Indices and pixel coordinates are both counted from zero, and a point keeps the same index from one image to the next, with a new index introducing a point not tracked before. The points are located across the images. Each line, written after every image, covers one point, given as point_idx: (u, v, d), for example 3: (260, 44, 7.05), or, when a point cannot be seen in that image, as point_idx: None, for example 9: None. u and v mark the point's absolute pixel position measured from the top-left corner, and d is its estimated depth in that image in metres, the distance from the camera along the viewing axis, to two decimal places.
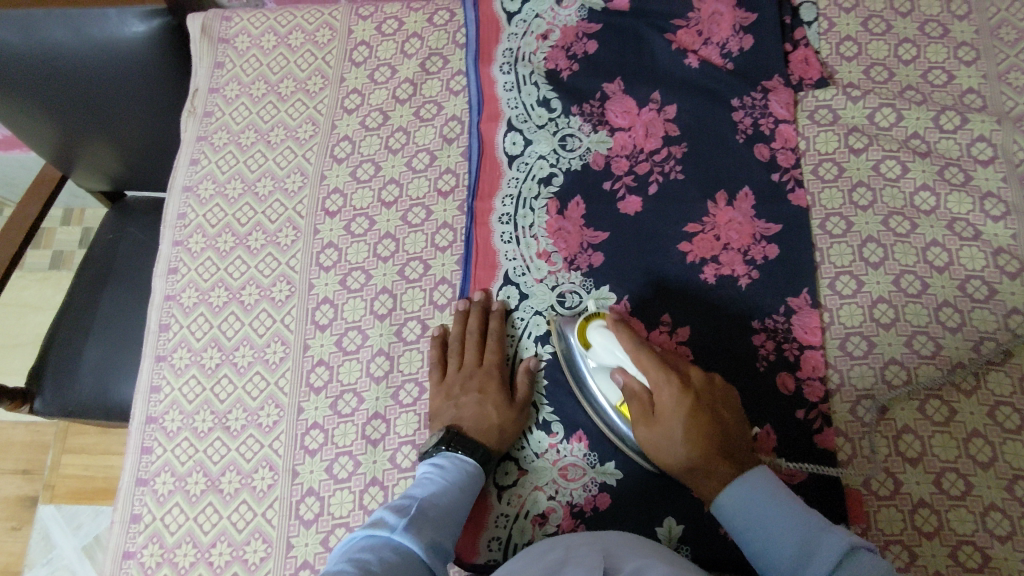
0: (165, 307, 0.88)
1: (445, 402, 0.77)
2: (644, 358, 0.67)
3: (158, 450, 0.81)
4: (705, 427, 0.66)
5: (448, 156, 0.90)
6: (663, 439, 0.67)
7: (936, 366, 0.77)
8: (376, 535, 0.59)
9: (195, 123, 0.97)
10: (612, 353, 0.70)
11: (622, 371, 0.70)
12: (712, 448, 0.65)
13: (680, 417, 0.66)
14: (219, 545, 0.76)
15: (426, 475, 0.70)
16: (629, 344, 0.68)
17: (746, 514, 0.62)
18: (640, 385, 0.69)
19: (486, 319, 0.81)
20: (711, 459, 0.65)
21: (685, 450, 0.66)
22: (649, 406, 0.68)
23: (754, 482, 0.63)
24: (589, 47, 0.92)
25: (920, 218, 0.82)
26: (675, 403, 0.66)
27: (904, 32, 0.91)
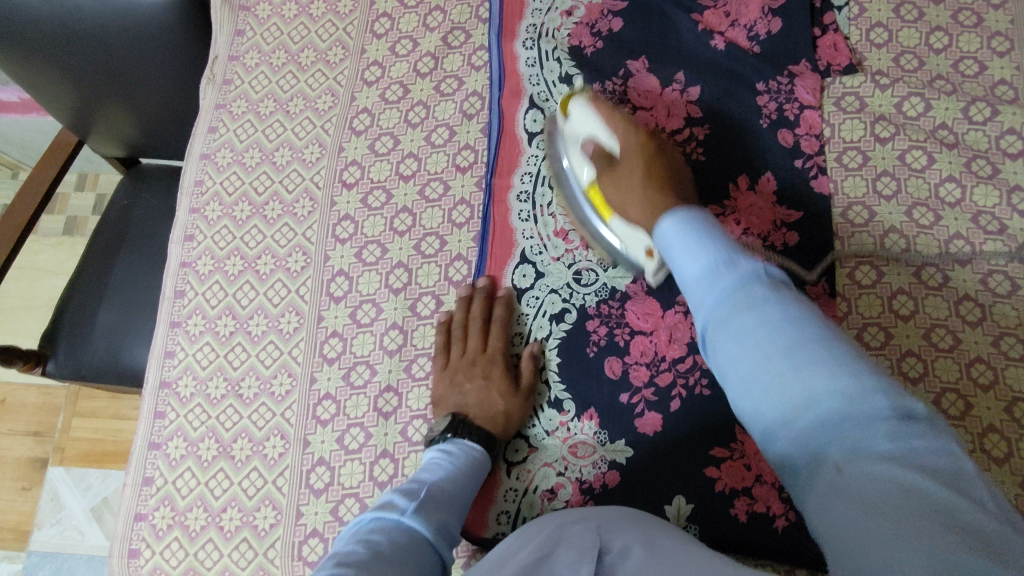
0: (180, 273, 0.88)
1: (448, 389, 0.76)
2: (616, 116, 0.75)
3: (171, 415, 0.82)
4: (658, 181, 0.72)
5: (468, 132, 0.89)
6: (626, 187, 0.73)
7: (954, 359, 0.76)
8: (386, 518, 0.58)
9: (215, 91, 0.97)
10: (586, 120, 0.77)
11: (591, 142, 0.76)
12: (666, 183, 0.73)
13: (637, 159, 0.73)
14: (230, 510, 0.77)
15: (433, 461, 0.70)
16: (606, 116, 0.75)
17: (683, 246, 0.60)
18: (609, 144, 0.75)
19: (489, 306, 0.80)
20: (659, 197, 0.71)
21: (641, 196, 0.71)
22: (611, 162, 0.75)
23: (691, 223, 0.61)
24: (614, 25, 0.91)
25: (944, 210, 0.81)
26: (636, 155, 0.74)
27: (937, 20, 0.89)
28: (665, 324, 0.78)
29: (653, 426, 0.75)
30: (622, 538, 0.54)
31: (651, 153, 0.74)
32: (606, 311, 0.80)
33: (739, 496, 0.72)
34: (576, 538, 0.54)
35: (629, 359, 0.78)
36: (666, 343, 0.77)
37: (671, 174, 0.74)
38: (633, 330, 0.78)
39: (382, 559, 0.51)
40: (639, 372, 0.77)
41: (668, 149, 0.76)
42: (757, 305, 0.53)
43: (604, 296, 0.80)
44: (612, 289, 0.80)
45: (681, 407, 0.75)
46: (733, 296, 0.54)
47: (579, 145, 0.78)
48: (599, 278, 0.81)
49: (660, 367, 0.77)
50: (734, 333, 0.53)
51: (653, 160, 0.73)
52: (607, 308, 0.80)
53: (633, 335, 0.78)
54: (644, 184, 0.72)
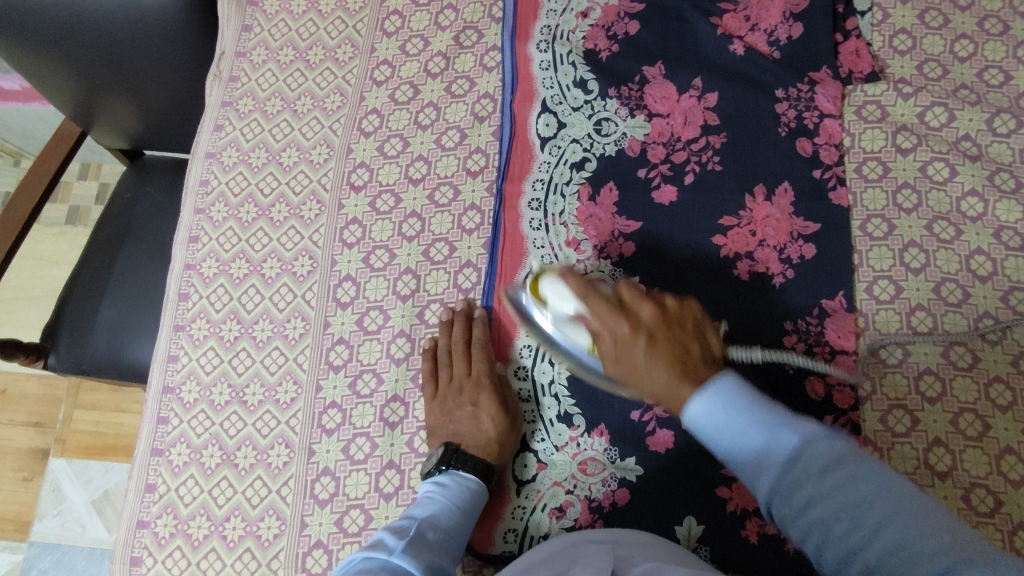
0: (185, 275, 0.86)
1: (440, 418, 0.75)
2: (594, 292, 0.67)
3: (174, 420, 0.80)
4: (666, 353, 0.64)
5: (479, 135, 0.87)
6: (630, 370, 0.65)
7: (972, 378, 0.75)
8: (374, 558, 0.57)
9: (221, 88, 0.94)
10: (564, 298, 0.69)
11: (578, 318, 0.69)
12: (676, 353, 0.64)
13: (639, 323, 0.66)
14: (233, 519, 0.76)
15: (427, 495, 0.69)
16: (582, 292, 0.68)
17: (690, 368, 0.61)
18: (597, 332, 0.67)
19: (471, 327, 0.78)
20: (684, 372, 0.62)
21: (660, 401, 0.63)
22: (615, 355, 0.66)
23: (730, 397, 0.56)
24: (630, 28, 0.88)
25: (966, 224, 0.79)
26: (642, 347, 0.64)
27: (962, 27, 0.86)
28: None
29: (666, 444, 0.74)
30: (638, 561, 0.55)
31: (654, 313, 0.66)
32: None
33: (751, 517, 0.71)
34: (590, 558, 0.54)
35: None
36: None
37: (676, 335, 0.66)
38: None
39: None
40: None
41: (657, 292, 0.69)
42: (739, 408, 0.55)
43: None
44: None
45: None
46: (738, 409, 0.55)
47: (554, 283, 0.70)
48: None
49: None
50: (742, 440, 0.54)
51: (652, 318, 0.66)
52: None
53: None
54: (655, 351, 0.64)
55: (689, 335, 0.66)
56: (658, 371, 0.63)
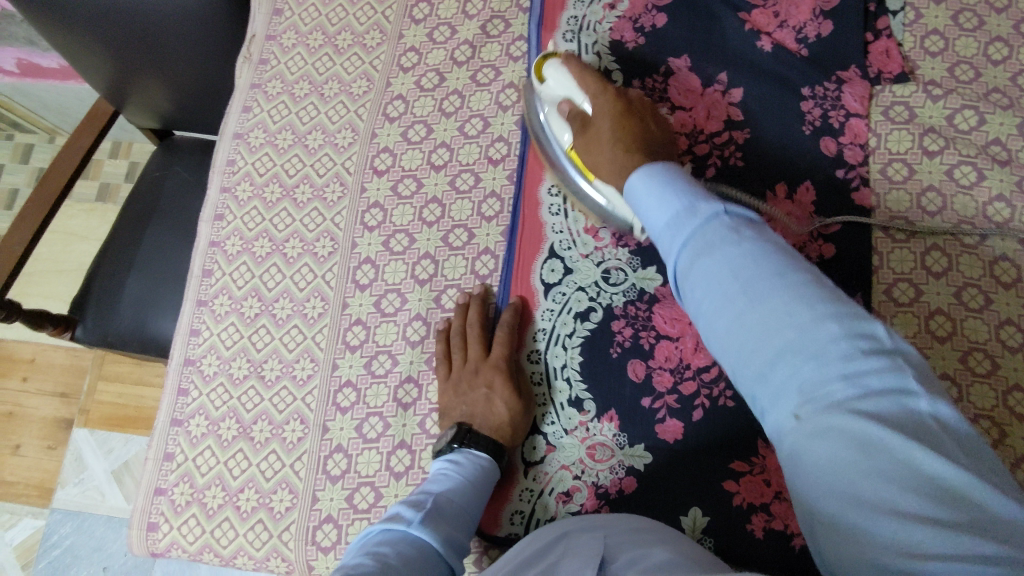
0: (209, 252, 0.88)
1: (453, 399, 0.75)
2: (591, 78, 0.73)
3: (194, 393, 0.83)
4: (626, 126, 0.69)
5: (502, 124, 0.88)
6: (594, 141, 0.70)
7: (990, 385, 0.74)
8: (393, 530, 0.57)
9: (250, 70, 0.96)
10: (561, 80, 0.75)
11: (567, 102, 0.74)
12: (638, 137, 0.68)
13: (609, 117, 0.70)
14: (247, 491, 0.78)
15: (439, 471, 0.69)
16: (576, 71, 0.74)
17: (658, 212, 0.56)
18: (583, 107, 0.73)
19: (487, 313, 0.79)
20: (633, 147, 0.67)
21: (612, 144, 0.68)
22: (585, 122, 0.72)
23: (655, 173, 0.58)
24: (657, 20, 0.88)
25: (991, 229, 0.78)
26: (609, 111, 0.70)
27: (998, 29, 0.85)
28: (692, 331, 0.77)
29: (674, 433, 0.74)
30: (631, 545, 0.55)
31: (623, 102, 0.71)
32: (632, 313, 0.79)
33: (757, 511, 0.71)
34: (581, 547, 0.55)
35: (654, 363, 0.77)
36: (692, 350, 0.76)
37: (638, 124, 0.70)
38: (659, 335, 0.77)
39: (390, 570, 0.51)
40: (661, 378, 0.76)
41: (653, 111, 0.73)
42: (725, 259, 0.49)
43: (632, 296, 0.79)
44: (640, 291, 0.79)
45: (704, 416, 0.74)
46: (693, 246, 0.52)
47: (556, 108, 0.76)
48: (627, 278, 0.80)
49: (684, 374, 0.76)
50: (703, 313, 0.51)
51: (627, 110, 0.70)
52: (633, 309, 0.79)
53: (658, 340, 0.77)
54: (615, 128, 0.69)
55: (653, 129, 0.70)
56: (610, 126, 0.69)
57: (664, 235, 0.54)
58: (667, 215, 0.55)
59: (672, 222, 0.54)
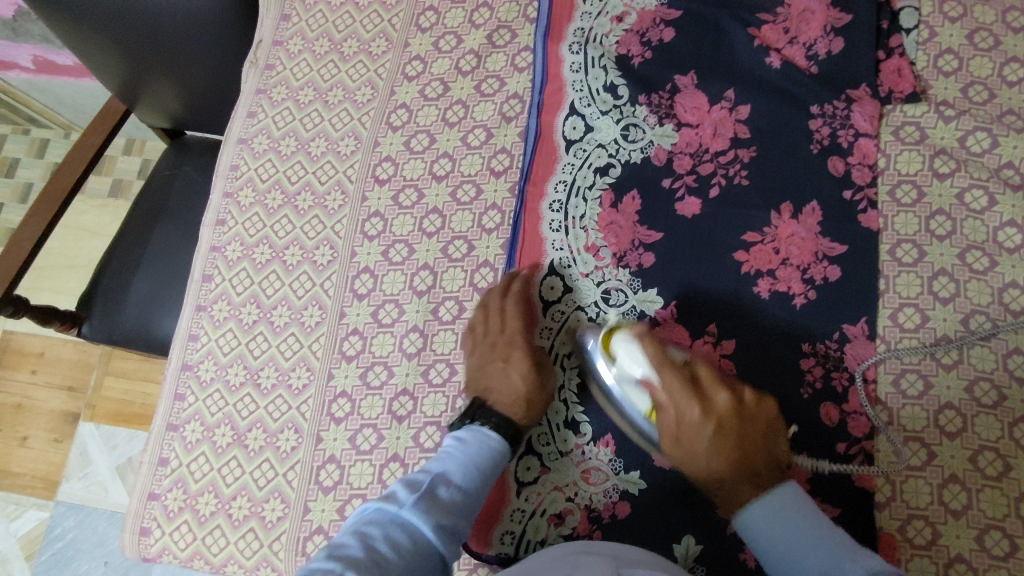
0: (210, 257, 0.88)
1: (472, 376, 0.76)
2: (667, 364, 0.67)
3: (191, 398, 0.83)
4: (730, 446, 0.66)
5: (505, 135, 0.87)
6: (691, 460, 0.67)
7: (995, 416, 0.72)
8: (385, 511, 0.58)
9: (256, 75, 0.96)
10: (636, 361, 0.69)
11: (645, 383, 0.68)
12: (744, 448, 0.66)
13: (704, 418, 0.66)
14: (239, 499, 0.78)
15: (447, 447, 0.68)
16: (653, 357, 0.67)
17: (768, 515, 0.62)
18: (664, 411, 0.68)
19: (510, 289, 0.79)
20: (738, 474, 0.65)
21: (713, 456, 0.66)
22: (674, 435, 0.68)
23: (785, 504, 0.62)
24: (665, 34, 0.87)
25: (1001, 256, 0.77)
26: (705, 444, 0.66)
27: (1014, 49, 0.83)
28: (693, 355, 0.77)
29: None
30: (640, 571, 0.54)
31: (722, 420, 0.66)
32: None
33: None
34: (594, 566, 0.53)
35: None
36: None
37: (747, 437, 0.66)
38: None
39: (374, 553, 0.53)
40: None
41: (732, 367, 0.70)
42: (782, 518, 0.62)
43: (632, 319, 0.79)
44: (641, 313, 0.79)
45: None
46: (797, 531, 0.61)
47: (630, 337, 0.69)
48: (627, 300, 0.79)
49: None
50: (771, 545, 0.62)
51: (723, 426, 0.66)
52: None
53: None
54: (718, 442, 0.66)
55: (754, 438, 0.66)
56: (711, 456, 0.66)
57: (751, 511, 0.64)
58: (780, 500, 0.63)
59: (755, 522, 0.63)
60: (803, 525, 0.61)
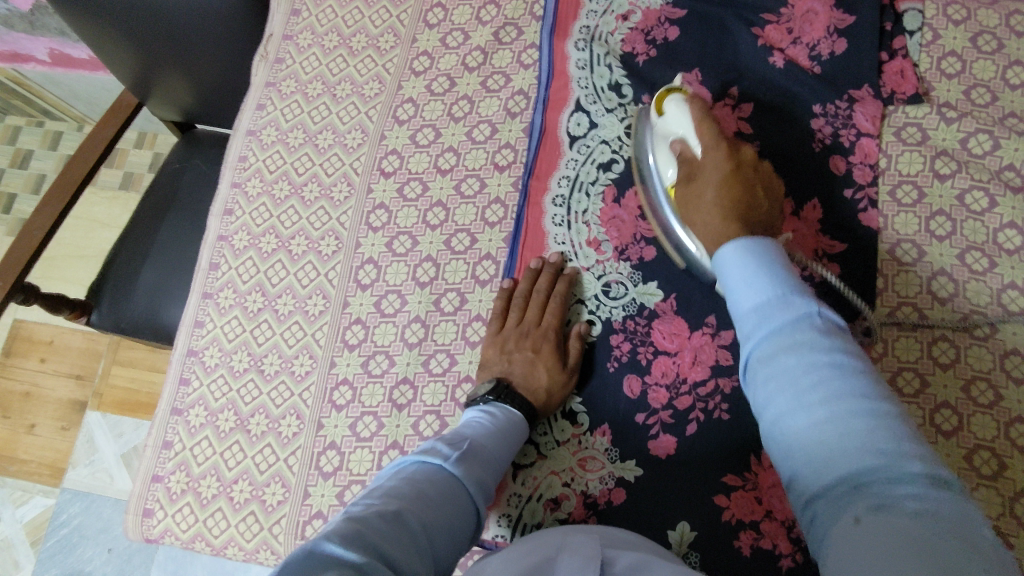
0: (217, 246, 0.90)
1: (497, 354, 0.76)
2: (708, 123, 0.69)
3: (195, 383, 0.84)
4: (733, 190, 0.64)
5: (510, 130, 0.88)
6: (697, 198, 0.67)
7: (992, 416, 0.72)
8: (428, 462, 0.56)
9: (267, 68, 0.98)
10: (680, 119, 0.72)
11: (680, 142, 0.71)
12: (746, 207, 0.64)
13: (717, 176, 0.66)
14: (240, 483, 0.79)
15: (473, 419, 0.68)
16: (695, 112, 0.70)
17: (739, 282, 0.54)
18: (692, 149, 0.70)
19: (555, 281, 0.80)
20: (737, 225, 0.62)
21: (711, 211, 0.64)
22: (691, 179, 0.69)
23: (762, 256, 0.55)
24: (669, 33, 0.88)
25: (1001, 257, 0.77)
26: (714, 165, 0.67)
27: (1017, 53, 0.83)
28: (690, 346, 0.77)
29: (667, 449, 0.74)
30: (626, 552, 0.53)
31: (736, 170, 0.66)
32: (632, 327, 0.78)
33: (746, 528, 0.70)
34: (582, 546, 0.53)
35: (650, 380, 0.76)
36: (689, 366, 0.76)
37: (753, 193, 0.65)
38: (657, 351, 0.77)
39: (423, 499, 0.51)
40: (657, 394, 0.76)
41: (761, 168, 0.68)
42: (806, 351, 0.47)
43: (632, 311, 0.79)
44: (640, 305, 0.79)
45: (698, 432, 0.74)
46: (771, 277, 0.53)
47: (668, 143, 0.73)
48: (628, 292, 0.80)
49: (680, 390, 0.75)
50: (771, 335, 0.50)
51: (739, 182, 0.66)
52: (633, 324, 0.79)
53: (656, 356, 0.77)
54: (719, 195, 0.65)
55: (759, 204, 0.65)
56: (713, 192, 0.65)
57: (750, 318, 0.52)
58: (757, 299, 0.52)
59: (761, 315, 0.51)
60: (836, 375, 0.45)
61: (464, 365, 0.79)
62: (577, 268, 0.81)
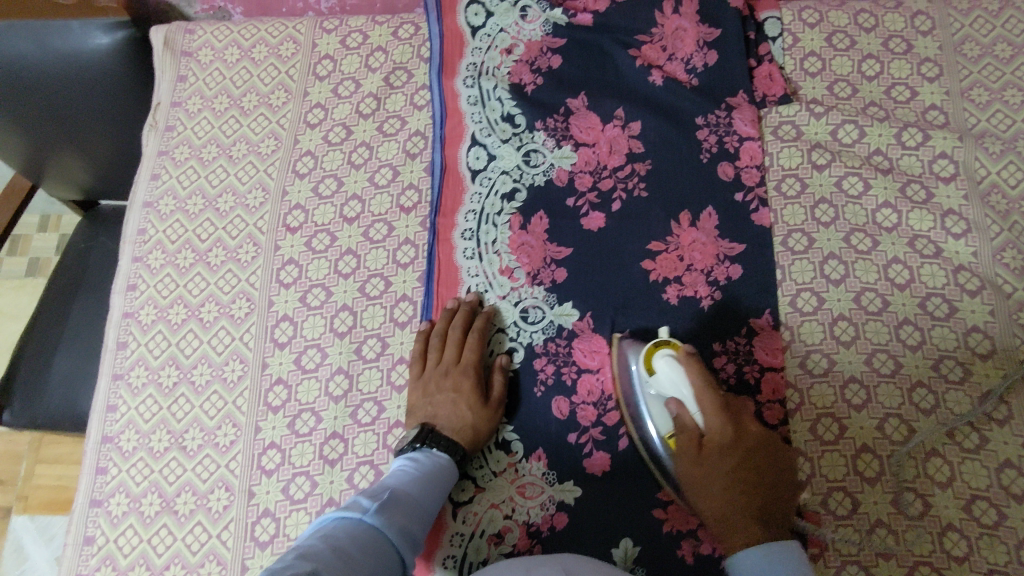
0: (123, 324, 0.87)
1: (421, 398, 0.77)
2: (709, 392, 0.67)
3: (113, 470, 0.80)
4: (747, 474, 0.67)
5: (412, 172, 0.89)
6: (706, 473, 0.67)
7: (896, 384, 0.76)
8: (349, 517, 0.58)
9: (157, 138, 0.96)
10: (674, 381, 0.69)
11: (676, 403, 0.69)
12: (760, 488, 0.67)
13: (726, 459, 0.67)
14: (173, 568, 0.75)
15: (399, 467, 0.69)
16: (694, 378, 0.68)
17: (763, 574, 0.63)
18: (692, 416, 0.68)
19: (471, 318, 0.80)
20: (749, 513, 0.66)
21: (727, 491, 0.67)
22: (696, 440, 0.68)
23: (771, 549, 0.64)
24: (553, 62, 0.91)
25: (882, 235, 0.82)
26: (729, 465, 0.67)
27: (868, 48, 0.90)
28: (611, 362, 0.78)
29: (602, 466, 0.75)
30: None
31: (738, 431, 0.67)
32: (553, 350, 0.80)
33: (686, 537, 0.72)
34: None
35: (577, 399, 0.78)
36: (613, 381, 0.78)
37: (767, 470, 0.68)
38: (580, 370, 0.79)
39: (342, 556, 0.52)
40: (585, 412, 0.77)
41: (768, 441, 0.68)
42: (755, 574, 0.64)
43: (551, 334, 0.80)
44: (558, 327, 0.80)
45: (629, 445, 0.75)
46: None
47: (661, 402, 0.70)
48: (545, 315, 0.81)
49: (607, 405, 0.77)
50: None
51: (746, 433, 0.68)
52: (554, 346, 0.80)
53: (580, 374, 0.78)
54: (733, 471, 0.67)
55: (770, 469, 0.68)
56: (724, 461, 0.67)
57: None
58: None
59: None
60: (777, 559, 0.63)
61: (393, 410, 0.79)
62: (494, 305, 0.82)
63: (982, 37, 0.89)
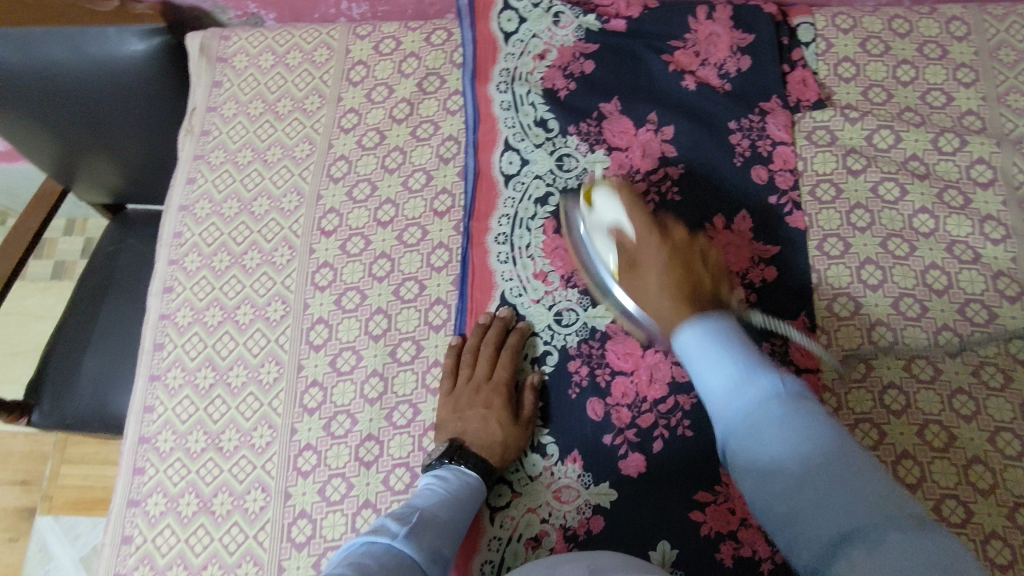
0: (160, 325, 0.87)
1: (450, 414, 0.77)
2: (637, 213, 0.75)
3: (150, 470, 0.81)
4: (677, 273, 0.70)
5: (445, 176, 0.90)
6: (642, 287, 0.72)
7: (935, 390, 0.76)
8: (377, 542, 0.58)
9: (193, 142, 0.97)
10: (611, 207, 0.76)
11: (616, 229, 0.75)
12: (692, 282, 0.70)
13: (659, 269, 0.71)
14: (210, 567, 0.76)
15: (427, 487, 0.71)
16: (626, 203, 0.75)
17: (704, 364, 0.60)
18: (629, 237, 0.74)
19: (504, 335, 0.81)
20: (681, 279, 0.70)
21: (659, 291, 0.70)
22: (635, 268, 0.74)
23: (715, 330, 0.61)
24: (586, 67, 0.92)
25: (918, 240, 0.82)
26: (654, 253, 0.73)
27: (903, 53, 0.90)
28: (645, 364, 0.78)
29: (638, 468, 0.75)
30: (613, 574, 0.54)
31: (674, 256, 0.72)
32: (587, 351, 0.80)
33: (725, 539, 0.71)
34: None
35: (611, 401, 0.77)
36: (647, 383, 0.77)
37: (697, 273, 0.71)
38: (614, 371, 0.78)
39: None
40: (620, 414, 0.77)
41: (705, 259, 0.73)
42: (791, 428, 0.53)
43: (585, 335, 0.80)
44: (592, 329, 0.80)
45: (664, 448, 0.75)
46: (779, 425, 0.53)
47: (603, 232, 0.77)
48: (579, 318, 0.81)
49: (642, 408, 0.77)
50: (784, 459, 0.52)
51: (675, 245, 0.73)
52: (588, 348, 0.80)
53: (614, 376, 0.78)
54: (664, 275, 0.71)
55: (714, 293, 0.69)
56: (661, 299, 0.69)
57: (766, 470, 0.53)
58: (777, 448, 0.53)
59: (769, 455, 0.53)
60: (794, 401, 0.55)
61: (428, 413, 0.79)
62: (529, 325, 0.81)
63: (1019, 42, 0.89)
